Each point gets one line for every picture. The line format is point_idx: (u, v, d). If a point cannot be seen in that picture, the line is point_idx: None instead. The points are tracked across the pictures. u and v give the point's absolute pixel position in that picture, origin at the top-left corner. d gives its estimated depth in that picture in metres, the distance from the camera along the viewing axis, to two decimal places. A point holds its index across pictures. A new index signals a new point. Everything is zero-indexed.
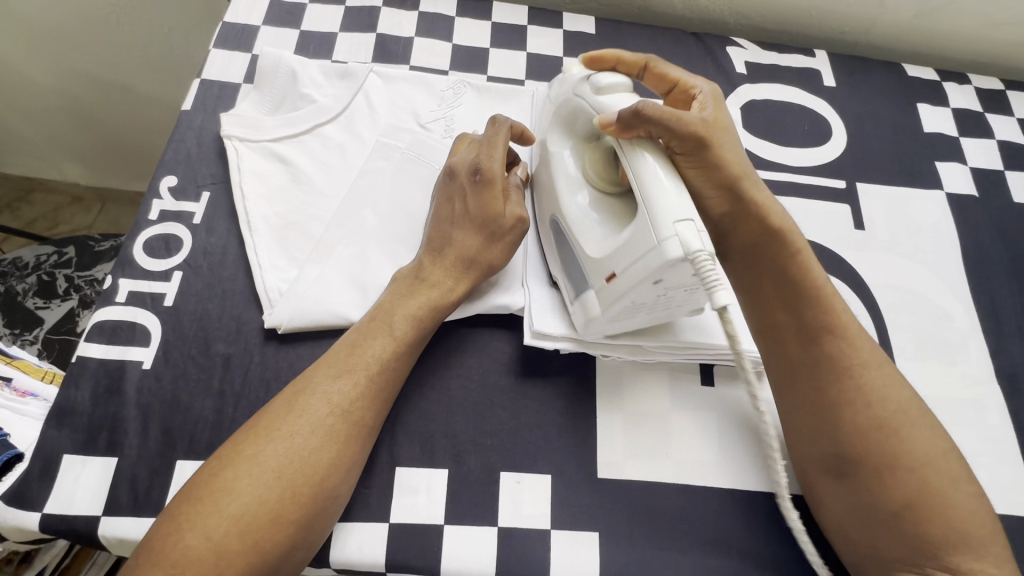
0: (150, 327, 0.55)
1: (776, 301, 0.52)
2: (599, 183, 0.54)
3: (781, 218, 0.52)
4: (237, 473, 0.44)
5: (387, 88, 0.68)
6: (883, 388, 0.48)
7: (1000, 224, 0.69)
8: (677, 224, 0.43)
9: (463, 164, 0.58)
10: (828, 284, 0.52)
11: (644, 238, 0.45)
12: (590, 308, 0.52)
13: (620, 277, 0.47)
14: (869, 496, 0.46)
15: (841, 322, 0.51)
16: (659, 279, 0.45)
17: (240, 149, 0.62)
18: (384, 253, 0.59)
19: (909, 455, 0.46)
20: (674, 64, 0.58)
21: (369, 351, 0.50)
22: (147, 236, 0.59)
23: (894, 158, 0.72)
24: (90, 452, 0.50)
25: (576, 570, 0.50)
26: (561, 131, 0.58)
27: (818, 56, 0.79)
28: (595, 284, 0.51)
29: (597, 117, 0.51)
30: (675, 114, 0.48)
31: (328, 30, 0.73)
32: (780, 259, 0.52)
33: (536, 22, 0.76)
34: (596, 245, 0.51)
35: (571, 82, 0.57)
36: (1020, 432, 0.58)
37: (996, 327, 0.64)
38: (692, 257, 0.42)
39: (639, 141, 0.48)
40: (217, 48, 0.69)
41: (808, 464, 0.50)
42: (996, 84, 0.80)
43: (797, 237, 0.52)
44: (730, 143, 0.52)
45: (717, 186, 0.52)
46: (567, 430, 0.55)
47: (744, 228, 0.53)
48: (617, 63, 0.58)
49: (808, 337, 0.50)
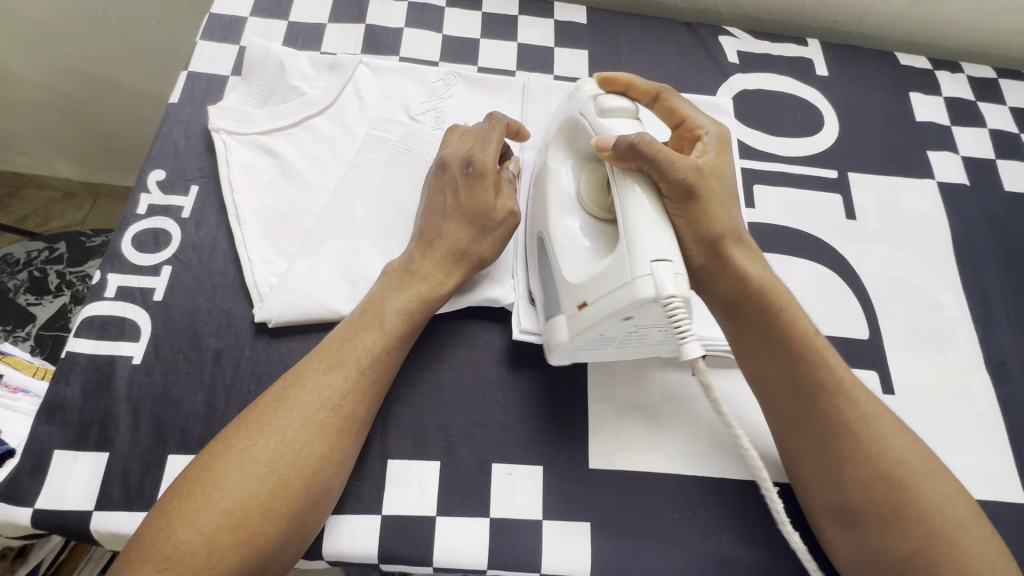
0: (140, 322, 0.55)
1: (763, 351, 0.51)
2: (591, 207, 0.53)
3: (762, 275, 0.52)
4: (229, 469, 0.44)
5: (376, 80, 0.67)
6: (885, 439, 0.48)
7: (990, 213, 0.70)
8: (653, 263, 0.43)
9: (455, 155, 0.57)
10: (818, 337, 0.52)
11: (621, 271, 0.45)
12: (557, 332, 0.51)
13: (591, 307, 0.46)
14: (872, 543, 0.46)
15: (835, 378, 0.50)
16: (630, 316, 0.45)
17: (228, 142, 0.61)
18: (375, 246, 0.59)
19: (916, 504, 0.46)
20: (686, 99, 0.57)
21: (359, 344, 0.50)
22: (135, 230, 0.58)
23: (886, 147, 0.72)
24: (81, 447, 0.50)
25: (568, 559, 0.50)
26: (564, 148, 0.57)
27: (811, 45, 0.79)
28: (566, 309, 0.50)
29: (595, 138, 0.51)
30: (670, 157, 0.47)
31: (316, 21, 0.72)
32: (767, 313, 0.51)
33: (527, 12, 0.76)
34: (575, 271, 0.50)
35: (579, 100, 0.55)
36: (1008, 420, 0.59)
37: (986, 315, 0.64)
38: (664, 301, 0.42)
39: (630, 172, 0.48)
40: (204, 39, 0.69)
41: (815, 505, 0.49)
42: (989, 73, 0.79)
43: (784, 294, 0.52)
44: (719, 195, 0.51)
45: (699, 238, 0.50)
46: (558, 421, 0.55)
47: (725, 282, 0.52)
48: (627, 89, 0.57)
49: (799, 388, 0.50)
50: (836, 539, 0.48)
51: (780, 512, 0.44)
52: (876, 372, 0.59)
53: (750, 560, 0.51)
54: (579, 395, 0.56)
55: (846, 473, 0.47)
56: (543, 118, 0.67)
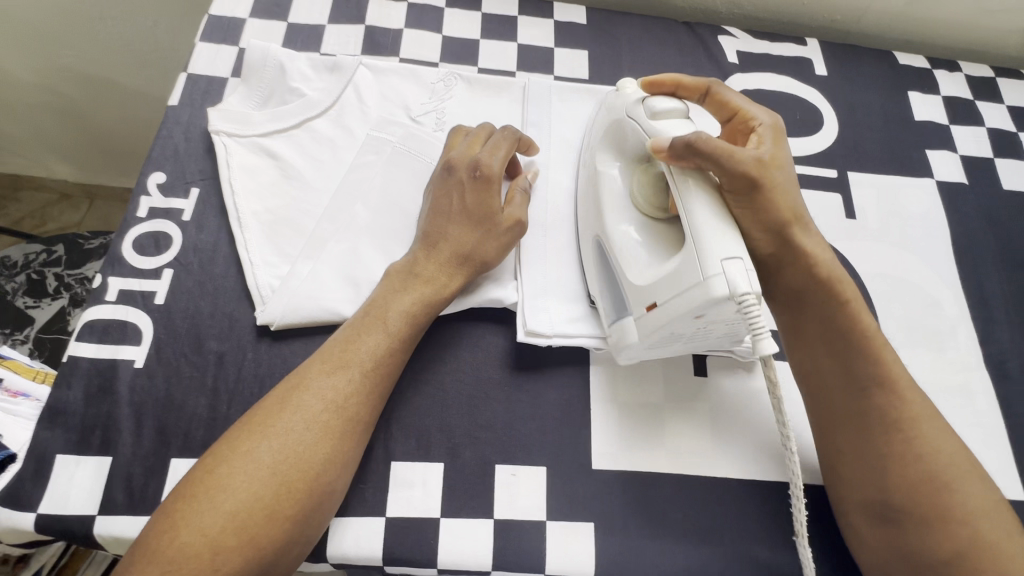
0: (142, 326, 0.54)
1: (822, 345, 0.52)
2: (646, 207, 0.53)
3: (831, 267, 0.51)
4: (232, 470, 0.44)
5: (376, 81, 0.67)
6: (931, 443, 0.48)
7: (989, 211, 0.70)
8: (724, 262, 0.43)
9: (461, 159, 0.57)
10: (882, 335, 0.51)
11: (691, 272, 0.45)
12: (627, 334, 0.52)
13: (659, 309, 0.47)
14: (906, 545, 0.46)
15: (894, 375, 0.50)
16: (702, 315, 0.45)
17: (229, 145, 0.61)
18: (377, 248, 0.59)
19: (961, 508, 0.46)
20: (737, 92, 0.56)
21: (362, 347, 0.50)
22: (136, 234, 0.58)
23: (885, 147, 0.73)
24: (84, 452, 0.50)
25: (572, 560, 0.50)
26: (610, 151, 0.58)
27: (810, 44, 0.79)
28: (634, 312, 0.51)
29: (650, 139, 0.51)
30: (729, 150, 0.47)
31: (316, 22, 0.72)
32: (830, 305, 0.51)
33: (526, 12, 0.76)
34: (639, 273, 0.50)
35: (627, 101, 0.56)
36: (1008, 417, 0.59)
37: (985, 314, 0.64)
38: (738, 298, 0.42)
39: (688, 171, 0.48)
40: (202, 41, 0.68)
41: (851, 505, 0.49)
42: (986, 72, 0.80)
43: (851, 287, 0.51)
44: (785, 184, 0.50)
45: (766, 226, 0.50)
46: (562, 423, 0.55)
47: (792, 272, 0.52)
48: (675, 89, 0.58)
49: (856, 385, 0.50)
50: (869, 538, 0.48)
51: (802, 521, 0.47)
52: None
53: (753, 559, 0.52)
54: (580, 394, 0.57)
55: (890, 472, 0.47)
56: (544, 119, 0.67)
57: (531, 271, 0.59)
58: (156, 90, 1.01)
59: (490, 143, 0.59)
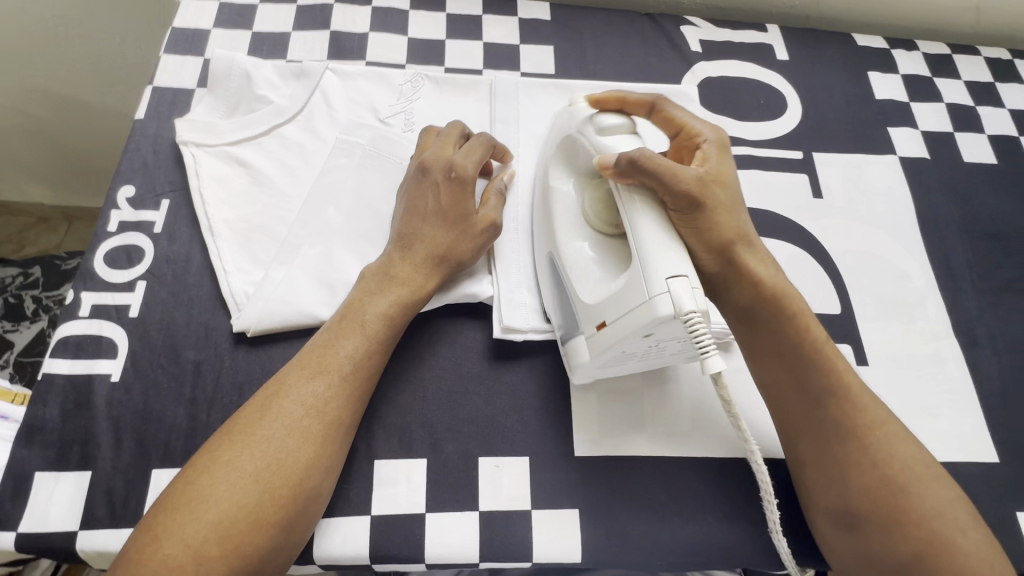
0: (117, 339, 0.54)
1: (776, 362, 0.53)
2: (599, 225, 0.53)
3: (774, 283, 0.53)
4: (215, 481, 0.44)
5: (344, 85, 0.68)
6: (892, 441, 0.50)
7: (951, 184, 0.72)
8: (670, 280, 0.43)
9: (435, 160, 0.58)
10: (829, 346, 0.53)
11: (637, 291, 0.45)
12: (579, 353, 0.52)
13: (609, 327, 0.47)
14: (870, 548, 0.47)
15: (845, 387, 0.51)
16: (650, 333, 0.45)
17: (198, 155, 0.61)
18: (351, 250, 0.59)
19: (918, 473, 0.48)
20: (680, 107, 0.57)
21: (339, 351, 0.50)
22: (108, 248, 0.58)
23: (848, 126, 0.74)
24: (63, 468, 0.49)
25: (558, 546, 0.51)
26: (564, 165, 0.58)
27: (771, 30, 0.80)
28: (585, 330, 0.51)
29: (596, 155, 0.51)
30: (670, 169, 0.47)
31: (281, 30, 0.72)
32: (776, 320, 0.53)
33: (491, 11, 0.76)
34: (591, 291, 0.50)
35: (576, 118, 0.56)
36: (977, 383, 0.61)
37: (951, 283, 0.66)
38: (684, 317, 0.42)
39: (634, 189, 0.48)
40: (167, 54, 0.68)
41: (817, 508, 0.50)
42: (943, 49, 0.82)
43: (798, 302, 0.53)
44: (728, 202, 0.51)
45: (710, 246, 0.50)
46: (542, 413, 0.56)
47: (738, 290, 0.52)
48: (621, 107, 0.57)
49: (807, 395, 0.52)
50: (835, 543, 0.49)
51: (776, 521, 0.48)
52: (850, 346, 0.61)
53: (735, 536, 0.53)
54: (561, 383, 0.57)
55: (850, 479, 0.48)
56: (511, 115, 0.68)
57: (506, 266, 0.60)
58: (123, 105, 1.00)
59: (464, 145, 0.59)
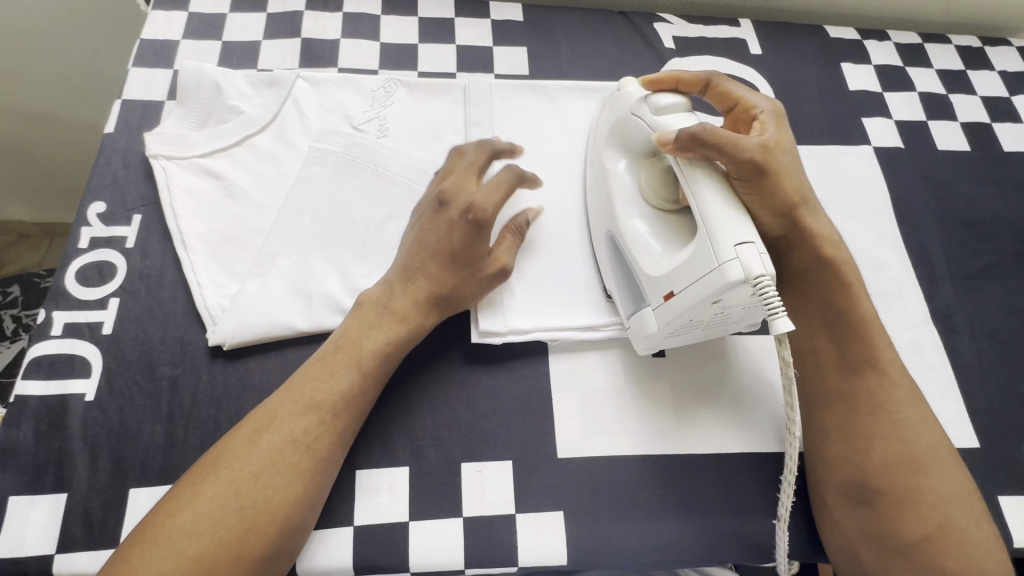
0: (90, 358, 0.53)
1: (821, 331, 0.53)
2: (656, 201, 0.53)
3: (838, 250, 0.52)
4: (196, 515, 0.43)
5: (316, 93, 0.67)
6: (886, 429, 0.49)
7: (925, 172, 0.72)
8: (738, 247, 0.43)
9: (455, 197, 0.57)
10: (877, 319, 0.53)
11: (705, 260, 0.45)
12: (646, 324, 0.52)
13: (678, 297, 0.47)
14: (877, 525, 0.47)
15: (885, 359, 0.51)
16: (719, 299, 0.45)
17: (169, 168, 0.61)
18: (327, 259, 0.58)
19: (912, 456, 0.48)
20: (738, 81, 0.56)
21: (334, 386, 0.50)
22: (79, 265, 0.57)
23: (822, 118, 0.75)
24: (38, 491, 0.49)
25: (544, 549, 0.51)
26: (618, 146, 0.57)
27: (743, 25, 0.81)
28: (652, 301, 0.51)
29: (656, 134, 0.50)
30: (734, 138, 0.47)
31: (251, 39, 0.71)
32: (831, 289, 0.52)
33: (463, 14, 0.76)
34: (653, 264, 0.51)
35: (628, 101, 0.56)
36: (957, 369, 0.61)
37: (929, 271, 0.66)
38: (754, 281, 0.43)
39: (696, 162, 0.48)
40: (135, 67, 0.68)
41: (827, 485, 0.50)
42: (914, 39, 0.82)
43: (852, 271, 0.52)
44: (792, 167, 0.51)
45: (775, 211, 0.50)
46: (524, 415, 0.56)
47: (801, 252, 0.52)
48: (676, 85, 0.57)
49: (847, 364, 0.51)
50: (843, 521, 0.49)
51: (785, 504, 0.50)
52: None
53: (720, 532, 0.53)
54: (542, 385, 0.57)
55: (872, 456, 0.49)
56: (486, 117, 0.68)
57: None
58: (96, 120, 0.99)
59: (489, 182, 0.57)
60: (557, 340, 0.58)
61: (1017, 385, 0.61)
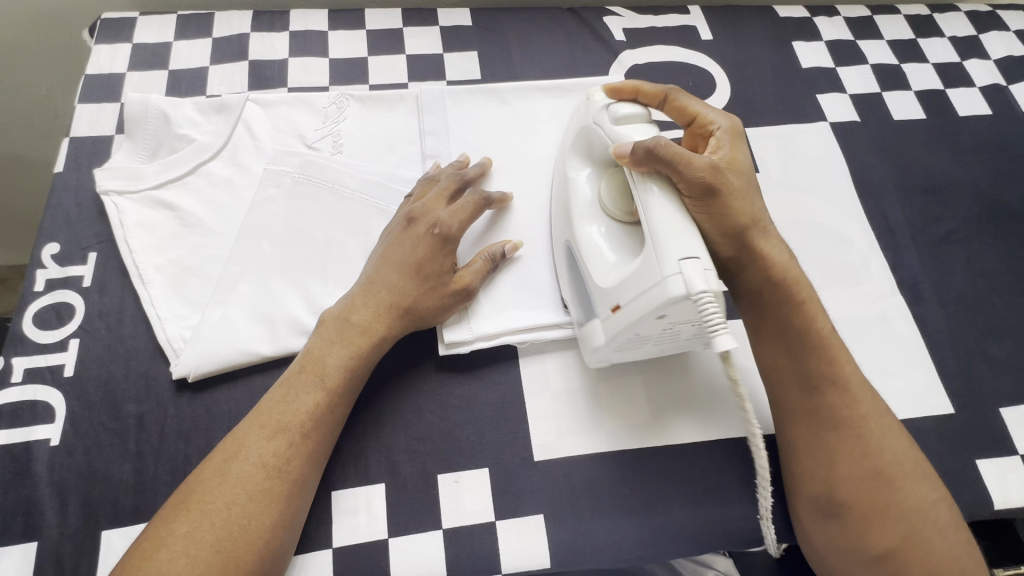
0: (53, 402, 0.53)
1: (776, 347, 0.53)
2: (616, 212, 0.53)
3: (790, 269, 0.52)
4: (171, 555, 0.42)
5: (267, 114, 0.66)
6: (853, 406, 0.50)
7: (883, 144, 0.73)
8: (682, 261, 0.43)
9: (424, 212, 0.57)
10: (835, 334, 0.52)
11: (651, 272, 0.45)
12: (595, 337, 0.52)
13: (624, 309, 0.47)
14: (846, 532, 0.47)
15: (838, 358, 0.51)
16: (663, 315, 0.45)
17: (121, 204, 0.60)
18: (288, 281, 0.58)
19: (874, 430, 0.49)
20: (694, 98, 0.58)
21: (300, 406, 0.49)
22: (36, 309, 0.56)
23: (777, 98, 0.75)
24: (8, 542, 0.48)
25: (524, 555, 0.50)
26: (581, 157, 0.57)
27: (692, 12, 0.81)
28: (601, 314, 0.51)
29: (613, 146, 0.50)
30: (687, 157, 0.47)
31: (198, 65, 0.71)
32: (781, 309, 0.52)
33: (411, 23, 0.76)
34: (603, 275, 0.50)
35: (593, 109, 0.55)
36: (927, 338, 0.62)
37: (893, 242, 0.67)
38: (695, 297, 0.42)
39: (649, 175, 0.48)
40: (83, 103, 0.67)
41: (801, 494, 0.50)
42: (862, 12, 0.83)
43: (806, 289, 0.52)
44: (743, 186, 0.52)
45: (724, 232, 0.50)
46: (497, 422, 0.55)
47: (750, 273, 0.52)
48: (636, 95, 0.58)
49: (805, 386, 0.51)
50: (813, 528, 0.49)
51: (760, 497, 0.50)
52: None
53: (702, 520, 0.53)
54: (514, 389, 0.57)
55: (837, 470, 0.48)
56: (440, 126, 0.67)
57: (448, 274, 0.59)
58: (46, 157, 0.97)
59: (457, 202, 0.58)
60: (527, 342, 0.58)
61: (986, 348, 0.62)
